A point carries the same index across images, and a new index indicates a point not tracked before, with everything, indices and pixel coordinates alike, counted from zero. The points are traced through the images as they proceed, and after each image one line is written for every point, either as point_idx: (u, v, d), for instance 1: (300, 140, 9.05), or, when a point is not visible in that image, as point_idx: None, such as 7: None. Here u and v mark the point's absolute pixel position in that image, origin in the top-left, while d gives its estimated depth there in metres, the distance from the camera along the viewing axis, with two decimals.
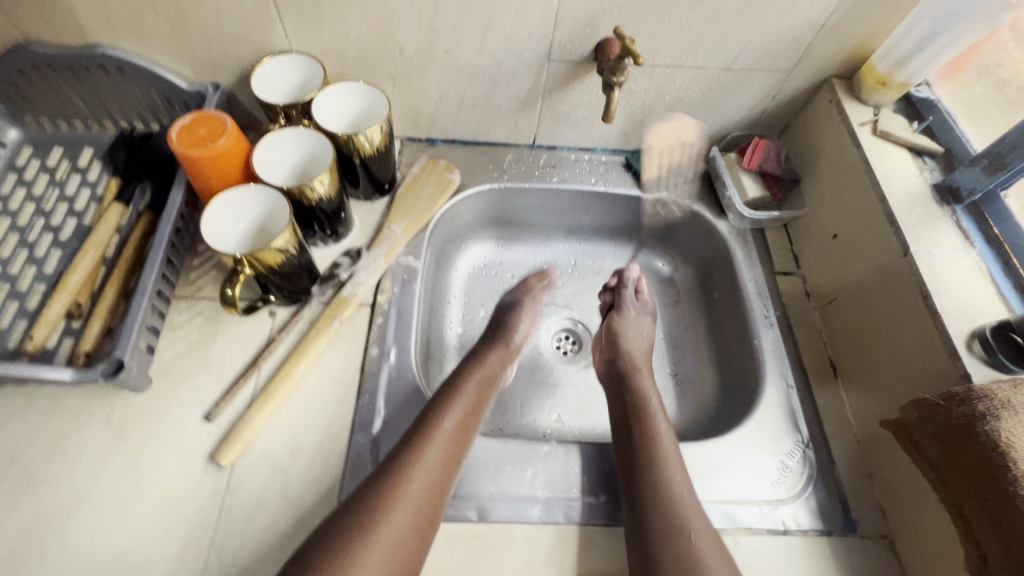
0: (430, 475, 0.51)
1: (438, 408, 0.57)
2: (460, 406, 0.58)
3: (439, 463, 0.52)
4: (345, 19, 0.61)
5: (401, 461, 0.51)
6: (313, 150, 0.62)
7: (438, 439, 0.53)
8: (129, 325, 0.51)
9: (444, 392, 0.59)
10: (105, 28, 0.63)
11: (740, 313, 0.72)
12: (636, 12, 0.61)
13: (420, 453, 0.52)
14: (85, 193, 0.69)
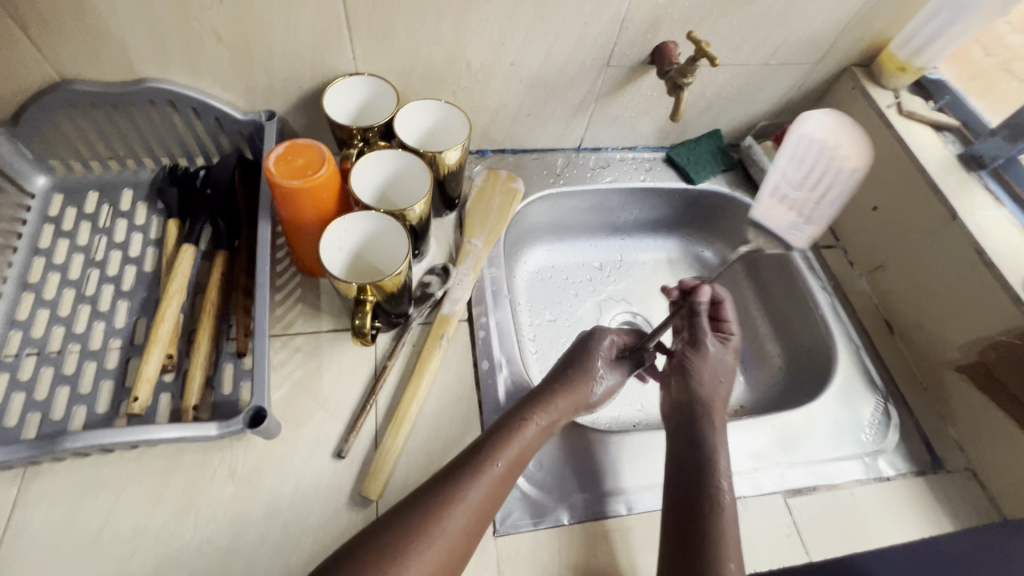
0: (477, 512, 0.47)
1: (520, 415, 0.54)
2: (522, 434, 0.52)
3: (496, 489, 0.49)
4: (418, 37, 0.61)
5: (457, 484, 0.47)
6: (399, 169, 0.62)
7: (495, 472, 0.49)
8: (260, 370, 0.50)
9: (506, 421, 0.53)
10: (157, 60, 0.59)
11: (796, 288, 0.78)
12: (694, 17, 0.65)
13: (471, 482, 0.48)
14: (137, 237, 0.64)
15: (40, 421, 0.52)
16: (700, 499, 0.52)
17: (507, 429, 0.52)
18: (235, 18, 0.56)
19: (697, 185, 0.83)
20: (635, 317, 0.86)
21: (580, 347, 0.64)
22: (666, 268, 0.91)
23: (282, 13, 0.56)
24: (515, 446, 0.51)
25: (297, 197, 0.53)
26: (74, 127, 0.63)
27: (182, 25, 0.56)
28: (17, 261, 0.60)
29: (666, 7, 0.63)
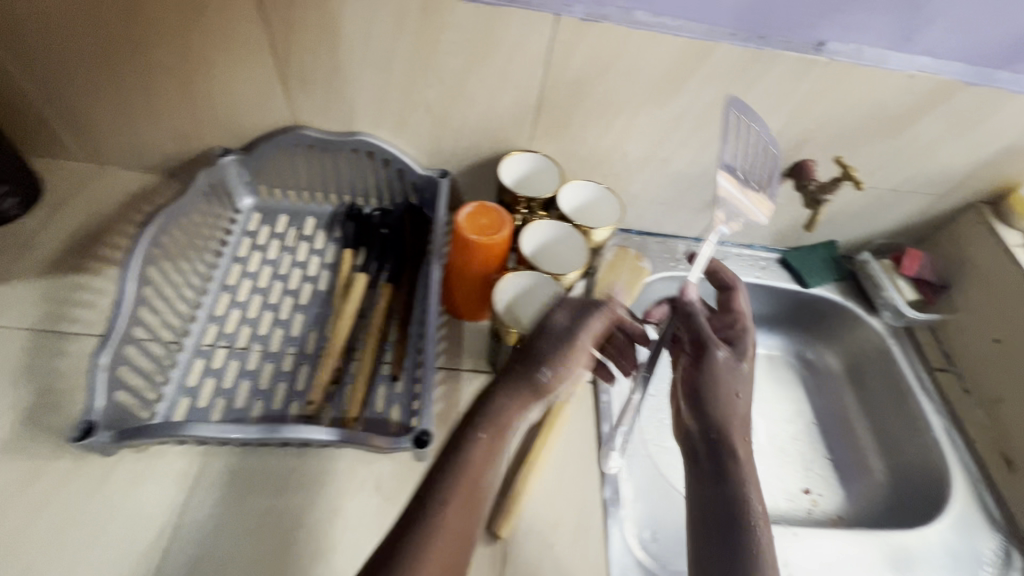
0: (455, 528, 0.40)
1: (506, 402, 0.46)
2: (490, 423, 0.45)
3: (471, 483, 0.42)
4: (590, 129, 0.70)
5: (434, 512, 0.40)
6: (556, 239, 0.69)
7: (477, 459, 0.43)
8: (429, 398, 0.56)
9: (476, 412, 0.46)
10: (373, 119, 0.70)
11: (906, 406, 0.78)
12: (837, 142, 0.71)
13: (457, 493, 0.41)
14: (314, 259, 0.74)
15: (224, 407, 0.59)
16: (731, 511, 0.46)
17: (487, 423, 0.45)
18: (448, 96, 0.67)
19: (810, 289, 0.87)
20: None
21: (575, 311, 0.52)
22: (765, 363, 0.92)
23: (487, 97, 0.67)
24: (483, 444, 0.44)
25: (479, 251, 0.62)
26: (287, 161, 0.75)
27: (405, 96, 0.67)
28: (220, 266, 0.71)
29: (815, 132, 0.70)
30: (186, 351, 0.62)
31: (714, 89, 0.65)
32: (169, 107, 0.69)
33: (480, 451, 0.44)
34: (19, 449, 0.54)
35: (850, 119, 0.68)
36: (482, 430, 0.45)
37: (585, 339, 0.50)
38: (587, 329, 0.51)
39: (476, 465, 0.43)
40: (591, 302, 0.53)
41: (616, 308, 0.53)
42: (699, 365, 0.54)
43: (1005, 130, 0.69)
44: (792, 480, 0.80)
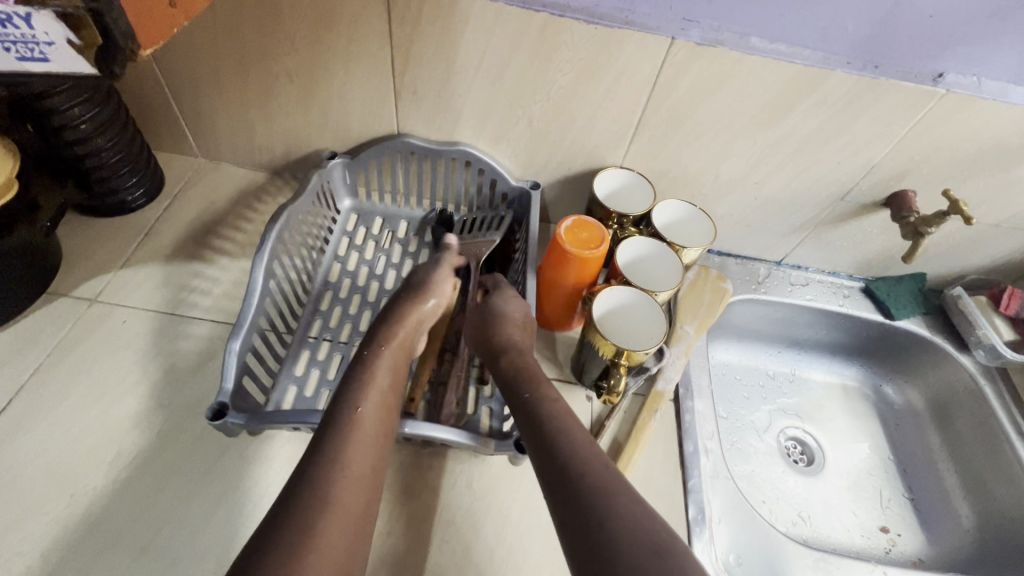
0: (363, 477, 0.46)
1: (356, 390, 0.52)
2: (374, 389, 0.53)
3: (371, 437, 0.49)
4: (686, 149, 0.71)
5: (329, 454, 0.46)
6: (647, 256, 0.70)
7: (365, 424, 0.49)
8: None
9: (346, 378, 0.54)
10: (474, 131, 0.73)
11: (1000, 450, 0.75)
12: (942, 175, 0.70)
13: (338, 444, 0.47)
14: (408, 262, 0.78)
15: (332, 399, 0.62)
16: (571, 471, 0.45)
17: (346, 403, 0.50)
18: (550, 112, 0.69)
19: (895, 320, 0.85)
20: (805, 435, 0.86)
21: (407, 297, 0.64)
22: (840, 393, 0.91)
23: (590, 114, 0.68)
24: (376, 407, 0.51)
25: (578, 264, 0.63)
26: (387, 167, 0.79)
27: (509, 111, 0.70)
28: (323, 265, 0.75)
29: (919, 163, 0.69)
30: (293, 343, 0.67)
31: (820, 116, 0.65)
32: (286, 112, 0.74)
33: (363, 404, 0.50)
34: (149, 423, 0.58)
35: (959, 152, 0.67)
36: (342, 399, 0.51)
37: (405, 313, 0.62)
38: (400, 320, 0.61)
39: (357, 419, 0.49)
40: (418, 286, 0.66)
41: (432, 305, 0.64)
42: (486, 341, 0.62)
43: None
44: (868, 516, 0.78)
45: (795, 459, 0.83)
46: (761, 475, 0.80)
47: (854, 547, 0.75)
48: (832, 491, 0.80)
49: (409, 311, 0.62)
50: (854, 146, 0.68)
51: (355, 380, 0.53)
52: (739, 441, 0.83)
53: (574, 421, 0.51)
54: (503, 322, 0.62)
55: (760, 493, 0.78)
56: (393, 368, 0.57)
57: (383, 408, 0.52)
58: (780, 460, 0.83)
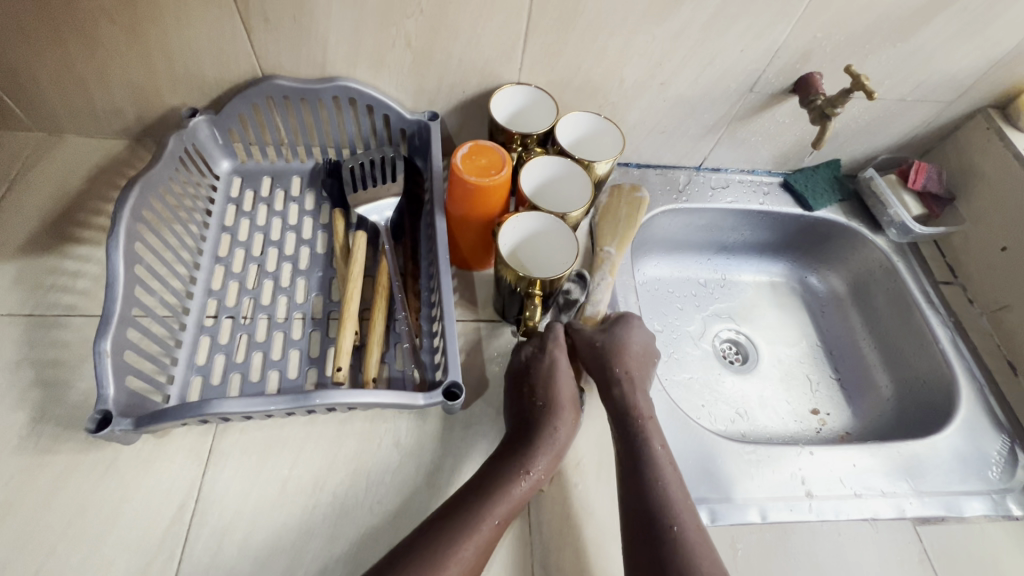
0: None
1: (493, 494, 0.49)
2: (495, 498, 0.50)
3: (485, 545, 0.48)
4: (584, 54, 0.65)
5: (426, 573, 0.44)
6: (553, 174, 0.65)
7: (485, 533, 0.48)
8: (456, 351, 0.54)
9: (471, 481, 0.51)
10: (349, 60, 0.65)
11: (914, 321, 0.78)
12: (846, 51, 0.67)
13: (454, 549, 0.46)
14: (308, 220, 0.70)
15: (241, 381, 0.57)
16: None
17: (467, 514, 0.48)
18: (429, 27, 0.61)
19: (813, 211, 0.85)
20: (738, 335, 0.88)
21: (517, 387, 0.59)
22: (769, 290, 0.92)
23: (472, 24, 0.61)
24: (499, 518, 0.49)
25: (478, 194, 0.58)
26: (262, 117, 0.69)
27: (382, 31, 0.61)
28: (209, 237, 0.66)
29: (823, 40, 0.66)
30: (186, 329, 0.59)
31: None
32: (123, 63, 0.63)
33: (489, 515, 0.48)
34: (23, 442, 0.51)
35: (859, 23, 0.64)
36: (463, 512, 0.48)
37: (560, 391, 0.58)
38: (533, 408, 0.56)
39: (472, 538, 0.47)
40: (541, 371, 0.58)
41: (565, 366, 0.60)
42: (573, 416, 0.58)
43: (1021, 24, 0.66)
44: (799, 402, 0.82)
45: (729, 360, 0.85)
46: (697, 381, 0.82)
47: (789, 434, 0.78)
48: (766, 385, 0.83)
49: (554, 392, 0.57)
50: (755, 30, 0.64)
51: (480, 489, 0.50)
52: (675, 354, 0.83)
53: (686, 516, 0.51)
54: (620, 360, 0.62)
55: (699, 399, 0.80)
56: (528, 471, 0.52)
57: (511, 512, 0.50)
58: (717, 363, 0.84)
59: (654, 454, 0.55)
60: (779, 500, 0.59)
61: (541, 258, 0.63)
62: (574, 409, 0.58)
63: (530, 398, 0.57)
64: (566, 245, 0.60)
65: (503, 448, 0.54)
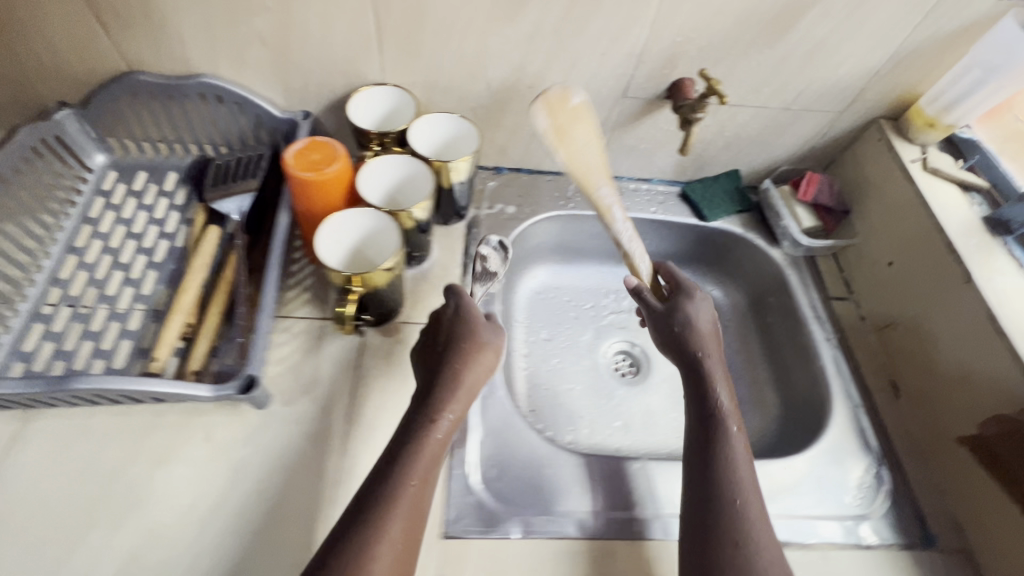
0: (398, 556, 0.44)
1: (404, 460, 0.48)
2: (425, 455, 0.49)
3: (412, 517, 0.46)
4: (441, 55, 0.65)
5: (364, 546, 0.43)
6: (393, 172, 0.64)
7: (408, 492, 0.46)
8: (258, 344, 0.54)
9: (407, 438, 0.50)
10: (208, 58, 0.65)
11: (801, 337, 0.75)
12: (712, 56, 0.66)
13: (387, 506, 0.45)
14: (174, 215, 0.70)
15: (63, 369, 0.57)
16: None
17: (392, 484, 0.46)
18: (277, 25, 0.62)
19: (708, 222, 0.83)
20: (633, 346, 0.85)
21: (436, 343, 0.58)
22: None
23: (320, 23, 0.62)
24: (421, 488, 0.47)
25: (310, 189, 0.58)
26: (132, 112, 0.70)
27: (233, 29, 0.62)
28: (69, 228, 0.67)
29: (684, 45, 0.64)
30: (21, 317, 0.60)
31: (561, 0, 0.59)
32: None
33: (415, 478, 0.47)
34: None
35: (718, 28, 0.63)
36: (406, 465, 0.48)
37: (472, 331, 0.57)
38: (449, 376, 0.54)
39: (397, 510, 0.45)
40: (461, 338, 0.57)
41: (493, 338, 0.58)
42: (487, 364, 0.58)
43: (892, 33, 0.64)
44: (685, 417, 0.79)
45: (620, 371, 0.83)
46: (579, 391, 0.79)
47: (668, 453, 0.75)
48: (652, 399, 0.80)
49: (471, 359, 0.55)
50: (610, 33, 0.63)
51: (411, 445, 0.49)
52: (559, 365, 0.81)
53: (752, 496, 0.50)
54: (700, 338, 0.61)
55: (578, 411, 0.77)
56: (443, 439, 0.51)
57: (431, 479, 0.49)
58: (604, 373, 0.82)
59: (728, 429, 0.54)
60: (608, 513, 0.56)
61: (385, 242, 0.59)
62: (488, 353, 0.57)
63: (449, 368, 0.54)
64: (399, 243, 0.59)
65: (422, 411, 0.52)
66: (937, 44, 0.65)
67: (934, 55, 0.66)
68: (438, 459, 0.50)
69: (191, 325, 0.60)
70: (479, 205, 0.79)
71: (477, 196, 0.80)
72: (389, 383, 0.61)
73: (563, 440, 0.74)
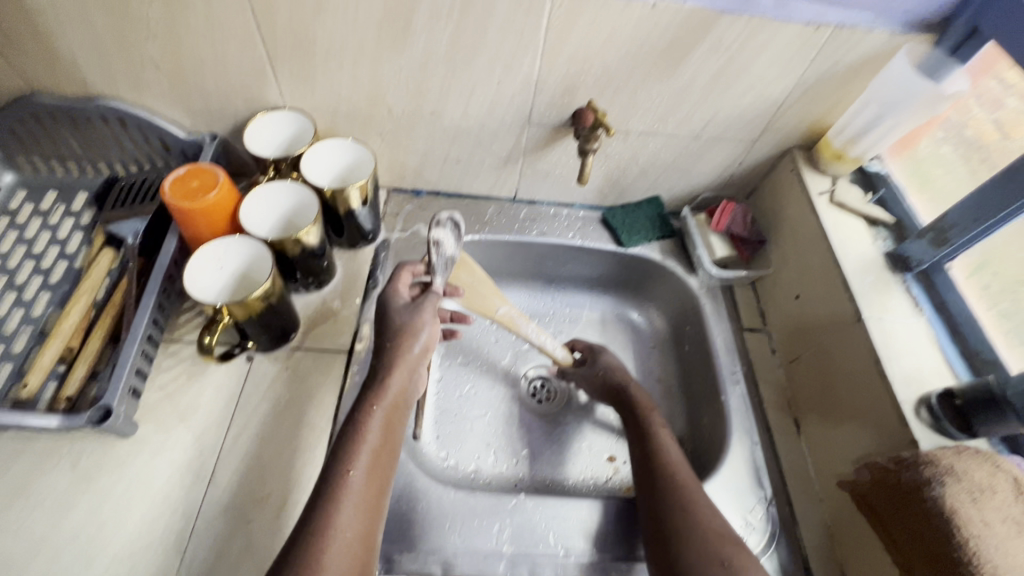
0: (351, 550, 0.45)
1: (343, 458, 0.49)
2: (369, 440, 0.51)
3: (359, 514, 0.47)
4: (337, 81, 0.65)
5: (314, 540, 0.44)
6: (263, 197, 0.63)
7: (357, 476, 0.48)
8: (119, 372, 0.55)
9: (347, 429, 0.51)
10: (107, 81, 0.66)
11: (709, 369, 0.73)
12: (610, 86, 0.66)
13: (336, 490, 0.47)
14: (78, 234, 0.71)
15: None
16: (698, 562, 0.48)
17: (334, 474, 0.48)
18: (169, 51, 0.62)
19: (627, 248, 0.82)
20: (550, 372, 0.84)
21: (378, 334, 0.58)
22: (597, 326, 0.87)
23: (212, 50, 0.62)
24: (363, 485, 0.48)
25: (185, 217, 0.58)
26: (38, 133, 0.70)
27: (125, 53, 0.62)
28: None
29: (579, 75, 0.64)
30: None
31: (446, 30, 0.59)
32: None
33: (357, 467, 0.49)
34: None
35: (611, 59, 0.62)
36: (341, 452, 0.50)
37: (401, 317, 0.58)
38: (388, 377, 0.55)
39: (345, 507, 0.46)
40: (398, 335, 0.57)
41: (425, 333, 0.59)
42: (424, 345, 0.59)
43: (790, 65, 0.63)
44: (595, 447, 0.77)
45: (535, 397, 0.81)
46: (489, 418, 0.78)
47: (572, 483, 0.74)
48: (562, 429, 0.78)
49: (400, 355, 0.56)
50: (502, 62, 0.63)
51: (352, 432, 0.51)
52: (470, 390, 0.80)
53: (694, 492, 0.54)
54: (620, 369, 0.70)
55: (484, 439, 0.76)
56: (384, 438, 0.52)
57: (376, 478, 0.50)
58: (518, 399, 0.81)
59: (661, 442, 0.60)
60: (474, 551, 0.56)
61: (262, 259, 0.59)
62: (421, 348, 0.58)
63: (387, 368, 0.55)
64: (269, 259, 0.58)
65: (357, 412, 0.53)
66: (838, 77, 0.64)
67: (836, 87, 0.65)
68: (383, 458, 0.52)
69: (71, 349, 0.60)
70: (391, 229, 0.79)
71: (390, 220, 0.80)
72: (270, 412, 0.61)
73: (464, 469, 0.73)
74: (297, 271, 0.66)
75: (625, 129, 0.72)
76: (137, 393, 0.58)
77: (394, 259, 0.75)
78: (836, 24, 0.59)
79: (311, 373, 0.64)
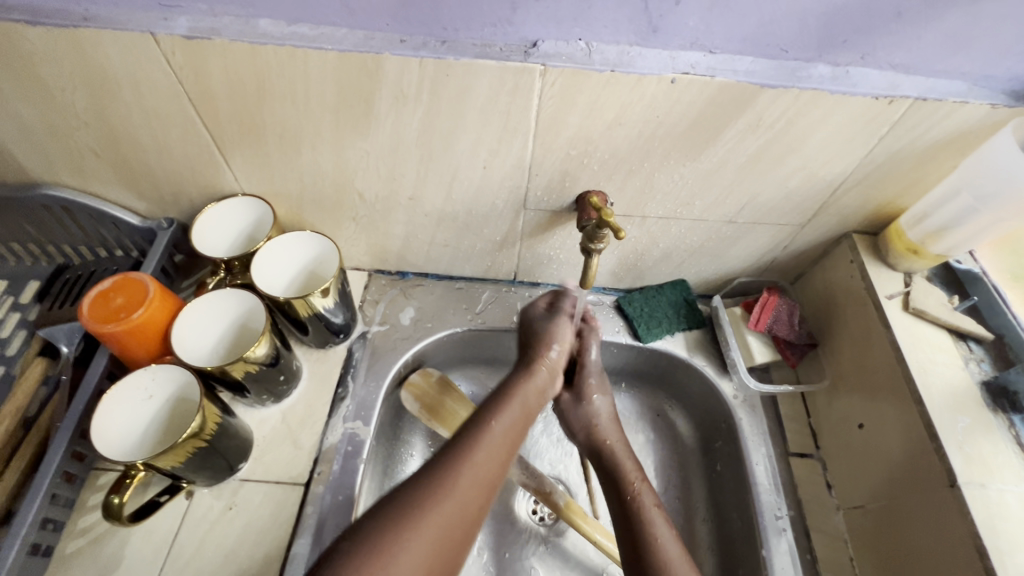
0: (475, 490, 0.43)
1: (489, 411, 0.50)
2: (513, 407, 0.51)
3: (488, 466, 0.45)
4: (297, 166, 0.56)
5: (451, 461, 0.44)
6: (181, 326, 0.53)
7: (492, 437, 0.47)
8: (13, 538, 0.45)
9: (497, 395, 0.52)
10: (47, 169, 0.58)
11: (746, 508, 0.58)
12: (621, 168, 0.54)
13: (474, 437, 0.47)
14: (22, 332, 0.60)
15: None
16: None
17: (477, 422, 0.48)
18: (105, 139, 0.54)
19: (645, 343, 0.67)
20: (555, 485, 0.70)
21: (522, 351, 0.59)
22: None
23: (152, 137, 0.53)
24: (499, 445, 0.47)
25: (107, 341, 0.49)
26: None
27: (60, 143, 0.54)
28: None
29: (581, 159, 0.53)
30: None
31: (416, 113, 0.49)
32: None
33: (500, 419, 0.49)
34: None
35: (620, 140, 0.50)
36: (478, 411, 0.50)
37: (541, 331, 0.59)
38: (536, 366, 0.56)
39: (478, 458, 0.45)
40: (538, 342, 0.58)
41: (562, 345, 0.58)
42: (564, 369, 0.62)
43: (851, 143, 0.50)
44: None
45: (535, 516, 0.69)
46: (479, 548, 0.65)
47: None
48: (563, 563, 0.66)
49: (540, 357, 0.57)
50: (487, 145, 0.52)
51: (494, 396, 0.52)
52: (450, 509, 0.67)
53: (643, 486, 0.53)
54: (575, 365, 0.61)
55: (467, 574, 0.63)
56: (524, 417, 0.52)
57: (511, 443, 0.49)
58: (516, 520, 0.68)
59: (611, 443, 0.57)
60: None
61: (190, 384, 0.50)
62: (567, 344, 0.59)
63: (534, 357, 0.56)
64: (196, 383, 0.50)
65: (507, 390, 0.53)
66: (914, 157, 0.50)
67: (911, 168, 0.52)
68: (519, 433, 0.50)
69: None
70: (369, 320, 0.68)
71: (370, 309, 0.69)
72: (206, 569, 0.51)
73: None
74: (248, 388, 0.56)
75: (641, 214, 0.59)
76: (49, 548, 0.50)
77: (369, 362, 0.65)
78: (917, 97, 0.45)
79: (259, 513, 0.54)
